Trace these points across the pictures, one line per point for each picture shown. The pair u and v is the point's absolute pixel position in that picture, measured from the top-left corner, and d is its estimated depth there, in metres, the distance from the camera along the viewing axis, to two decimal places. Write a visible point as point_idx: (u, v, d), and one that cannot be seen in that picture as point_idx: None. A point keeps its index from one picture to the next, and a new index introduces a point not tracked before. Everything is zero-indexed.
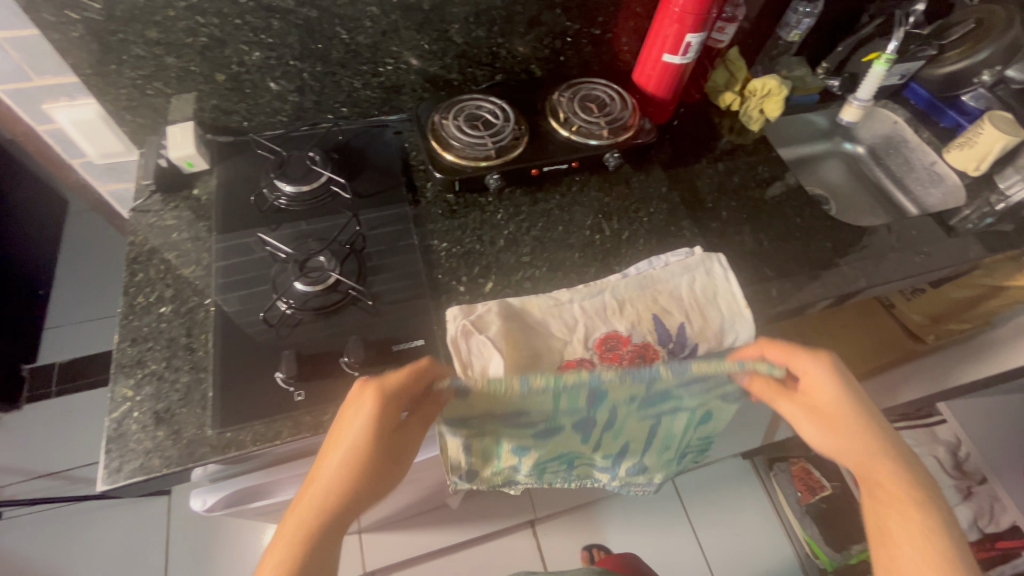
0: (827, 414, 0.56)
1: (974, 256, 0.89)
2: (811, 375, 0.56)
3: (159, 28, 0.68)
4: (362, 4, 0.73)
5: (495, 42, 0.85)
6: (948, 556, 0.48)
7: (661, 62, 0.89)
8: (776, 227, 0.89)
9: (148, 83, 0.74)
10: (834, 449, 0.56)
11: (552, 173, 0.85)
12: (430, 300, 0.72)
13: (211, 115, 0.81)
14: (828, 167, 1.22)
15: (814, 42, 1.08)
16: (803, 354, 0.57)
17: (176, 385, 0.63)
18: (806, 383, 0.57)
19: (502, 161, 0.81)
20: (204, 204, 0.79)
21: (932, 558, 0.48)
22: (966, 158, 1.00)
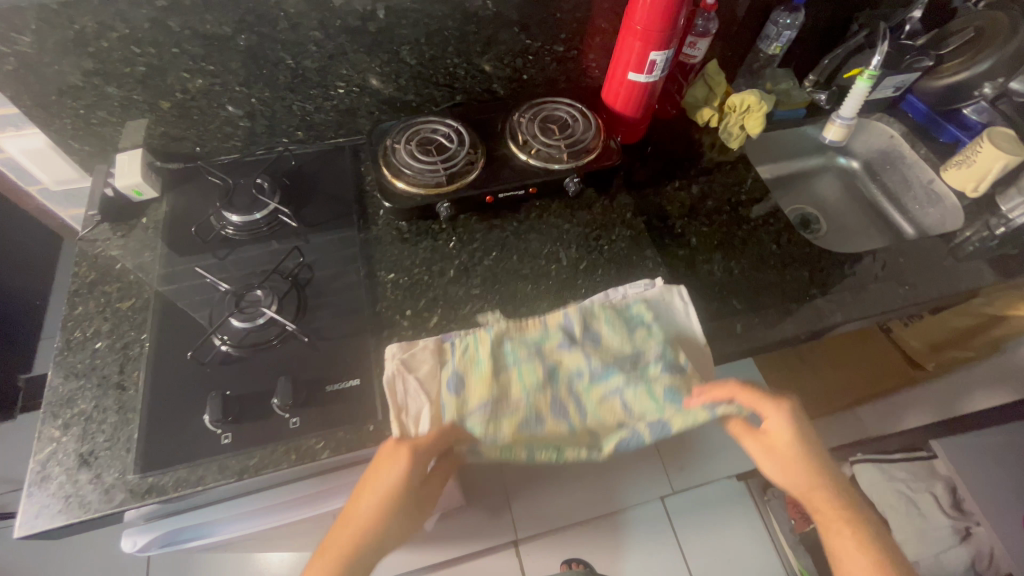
0: (781, 456, 0.57)
1: (967, 287, 0.83)
2: (775, 427, 0.58)
3: (96, 58, 0.67)
4: (304, 29, 0.71)
5: (451, 63, 0.82)
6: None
7: (628, 81, 0.84)
8: (750, 255, 0.84)
9: (91, 113, 0.73)
10: (784, 484, 0.58)
11: (510, 199, 0.82)
12: (371, 336, 0.70)
13: (162, 142, 0.80)
14: (822, 183, 1.14)
15: (803, 53, 1.01)
16: (767, 403, 0.58)
17: (103, 426, 0.62)
18: (766, 429, 0.59)
19: (455, 188, 0.78)
20: (151, 233, 0.78)
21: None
22: (965, 178, 0.93)
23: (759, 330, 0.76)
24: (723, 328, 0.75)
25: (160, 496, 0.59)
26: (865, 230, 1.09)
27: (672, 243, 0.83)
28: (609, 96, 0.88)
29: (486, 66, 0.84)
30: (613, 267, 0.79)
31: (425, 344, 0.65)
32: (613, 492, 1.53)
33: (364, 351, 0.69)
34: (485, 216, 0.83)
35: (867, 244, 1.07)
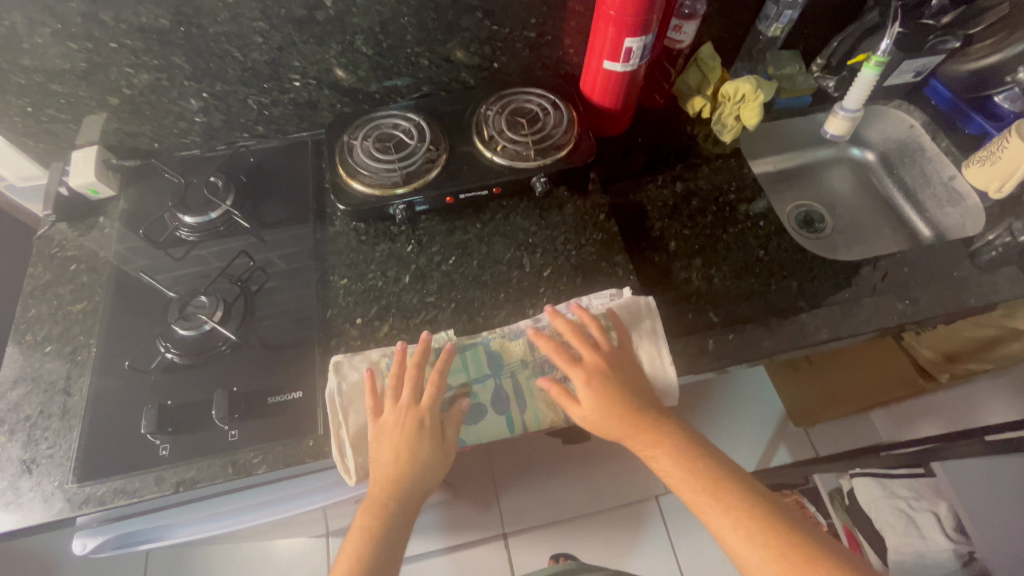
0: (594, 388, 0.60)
1: (980, 301, 0.74)
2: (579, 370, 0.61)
3: (36, 56, 0.66)
4: (247, 20, 0.67)
5: (411, 53, 0.77)
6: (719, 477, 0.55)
7: (603, 71, 0.76)
8: (734, 262, 0.77)
9: (42, 110, 0.72)
10: (598, 422, 0.59)
11: (474, 200, 0.77)
12: (317, 345, 0.68)
13: (119, 139, 0.79)
14: (833, 176, 1.04)
15: (811, 34, 0.92)
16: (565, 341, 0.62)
17: (46, 432, 0.62)
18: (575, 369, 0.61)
19: (413, 189, 0.73)
20: (107, 232, 0.77)
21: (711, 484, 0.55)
22: (988, 176, 0.83)
23: (736, 346, 0.70)
24: (694, 343, 0.69)
25: (97, 507, 0.58)
26: (878, 231, 0.98)
27: (648, 249, 0.77)
28: (586, 86, 0.81)
29: (451, 56, 0.79)
30: (581, 275, 0.74)
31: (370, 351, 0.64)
32: (602, 489, 1.53)
33: (308, 361, 0.67)
34: (449, 217, 0.78)
35: (880, 245, 0.97)
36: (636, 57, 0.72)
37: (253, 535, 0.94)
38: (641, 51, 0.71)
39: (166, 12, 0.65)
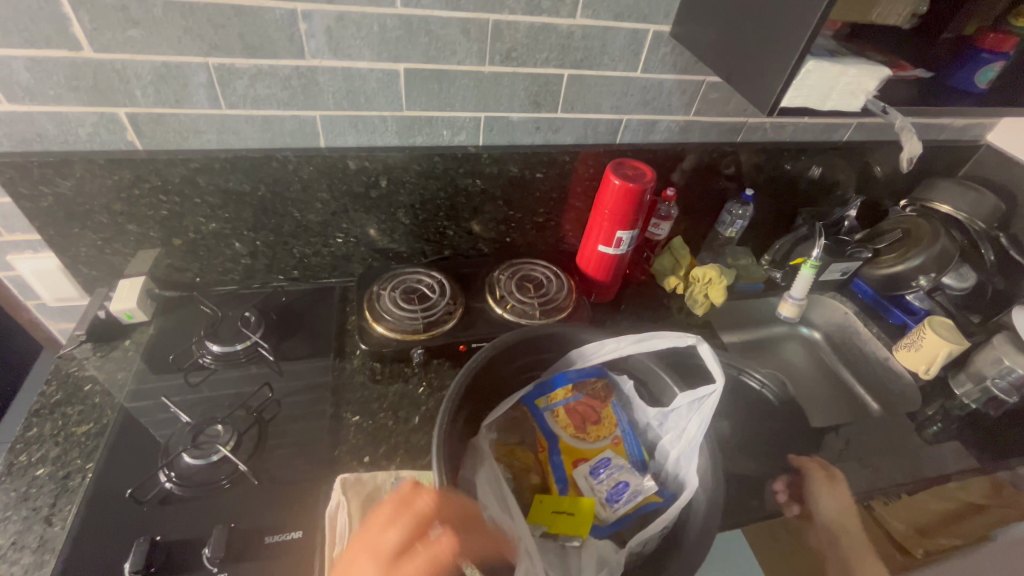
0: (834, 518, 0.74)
1: (929, 473, 0.84)
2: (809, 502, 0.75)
3: (692, 124, 0.91)
4: (313, 191, 0.81)
5: (859, 248, 1.06)
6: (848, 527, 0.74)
7: (598, 252, 0.93)
8: (948, 458, 0.86)
9: (649, 137, 0.91)
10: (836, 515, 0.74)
11: (579, 456, 0.62)
12: (323, 480, 0.68)
13: (554, 194, 0.93)
14: (790, 350, 1.17)
15: (758, 235, 1.14)
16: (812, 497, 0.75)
17: (13, 567, 0.57)
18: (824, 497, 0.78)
19: (689, 429, 0.56)
20: (130, 355, 0.80)
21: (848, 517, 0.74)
22: (915, 359, 0.97)
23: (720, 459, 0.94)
24: None
25: None
26: (834, 409, 1.09)
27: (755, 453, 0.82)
28: (767, 306, 1.14)
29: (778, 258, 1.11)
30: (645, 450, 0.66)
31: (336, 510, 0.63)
32: None
33: (311, 499, 0.66)
34: (473, 398, 0.63)
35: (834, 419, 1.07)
36: (953, 308, 1.03)
37: (109, 574, 0.57)
38: (921, 295, 1.04)
39: (764, 147, 0.98)
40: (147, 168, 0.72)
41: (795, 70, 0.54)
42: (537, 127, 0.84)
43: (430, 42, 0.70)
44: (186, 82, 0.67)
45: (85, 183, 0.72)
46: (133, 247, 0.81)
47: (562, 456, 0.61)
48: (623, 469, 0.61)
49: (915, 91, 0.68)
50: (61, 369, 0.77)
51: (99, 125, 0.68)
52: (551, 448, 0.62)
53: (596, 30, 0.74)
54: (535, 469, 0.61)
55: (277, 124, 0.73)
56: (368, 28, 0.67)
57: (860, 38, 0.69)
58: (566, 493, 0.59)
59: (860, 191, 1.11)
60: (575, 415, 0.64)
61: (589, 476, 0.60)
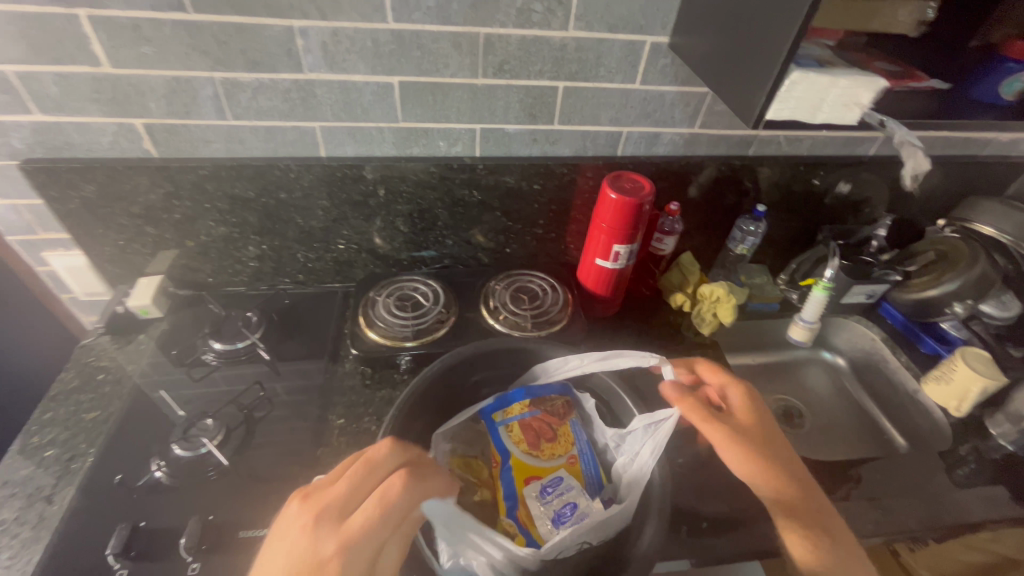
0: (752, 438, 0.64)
1: (951, 521, 0.76)
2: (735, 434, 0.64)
3: (698, 136, 0.88)
4: (314, 199, 0.84)
5: (889, 270, 0.97)
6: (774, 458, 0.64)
7: (596, 266, 0.90)
8: (975, 506, 0.78)
9: (653, 149, 0.89)
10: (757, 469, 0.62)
11: (530, 474, 0.61)
12: (300, 480, 0.70)
13: (553, 206, 0.92)
14: (810, 375, 1.10)
15: (776, 253, 1.08)
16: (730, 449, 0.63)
17: (13, 540, 0.62)
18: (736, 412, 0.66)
19: (643, 453, 0.59)
20: (142, 348, 0.85)
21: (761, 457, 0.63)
22: (945, 394, 0.89)
23: None
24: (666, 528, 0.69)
25: None
26: (858, 442, 1.00)
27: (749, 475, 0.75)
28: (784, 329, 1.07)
29: (796, 278, 1.05)
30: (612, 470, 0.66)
31: None
32: None
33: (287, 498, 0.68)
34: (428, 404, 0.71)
35: (857, 451, 0.98)
36: (994, 338, 0.94)
37: (93, 554, 0.61)
38: (956, 324, 0.98)
39: (779, 160, 0.93)
40: (161, 175, 0.78)
41: (778, 82, 0.52)
42: (534, 138, 0.84)
43: (423, 55, 0.72)
44: (195, 95, 0.71)
45: (107, 188, 0.78)
46: (151, 248, 0.87)
47: (512, 472, 0.62)
48: (574, 489, 0.59)
49: (932, 102, 0.63)
50: (81, 359, 0.83)
51: (119, 134, 0.74)
52: (503, 464, 0.62)
53: (590, 42, 0.73)
54: (486, 483, 0.63)
55: (279, 134, 0.77)
56: (362, 42, 0.69)
57: (872, 48, 0.65)
58: (511, 511, 0.58)
59: (891, 209, 1.03)
60: (529, 432, 0.65)
61: (538, 495, 0.59)
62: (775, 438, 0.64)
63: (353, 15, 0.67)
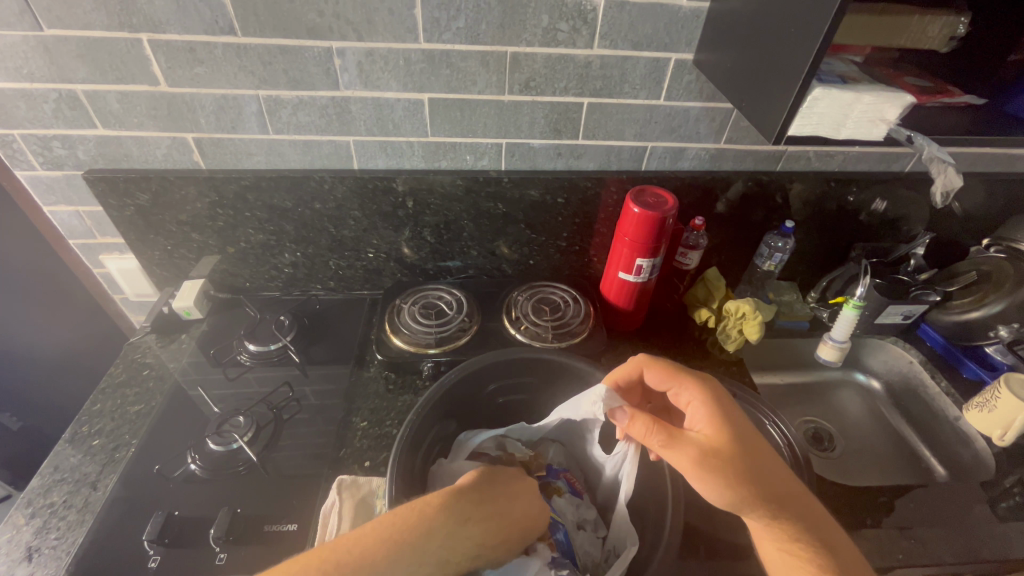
0: (713, 459, 0.53)
1: (993, 556, 0.72)
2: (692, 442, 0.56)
3: (723, 151, 0.88)
4: (347, 210, 0.88)
5: (926, 290, 0.94)
6: (745, 473, 0.54)
7: (618, 279, 0.91)
8: (1020, 541, 0.73)
9: (677, 164, 0.89)
10: (719, 488, 0.53)
11: None
12: (323, 479, 0.72)
13: (578, 219, 0.93)
14: (841, 397, 1.06)
15: (806, 271, 1.06)
16: (686, 470, 0.54)
17: (60, 522, 0.67)
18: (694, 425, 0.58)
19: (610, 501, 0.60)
20: (183, 347, 0.91)
21: (729, 476, 0.53)
22: (988, 422, 0.85)
23: None
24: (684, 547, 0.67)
25: None
26: (895, 467, 0.95)
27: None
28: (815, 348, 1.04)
29: (826, 295, 1.03)
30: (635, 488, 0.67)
31: (327, 509, 0.66)
32: None
33: (310, 496, 0.70)
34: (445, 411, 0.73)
35: (893, 477, 0.94)
36: None
37: (131, 539, 0.65)
38: (1001, 348, 0.93)
39: (810, 175, 0.92)
40: (207, 184, 0.83)
41: (800, 97, 0.52)
42: (559, 153, 0.86)
43: (452, 73, 0.75)
44: (241, 111, 0.77)
45: (159, 196, 0.84)
46: (196, 254, 0.93)
47: None
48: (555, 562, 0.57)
49: (966, 118, 0.61)
50: (129, 355, 0.89)
51: (172, 147, 0.80)
52: None
53: (614, 60, 0.75)
54: None
55: (316, 148, 0.81)
56: (395, 61, 0.73)
57: (903, 63, 0.64)
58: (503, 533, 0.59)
59: (930, 227, 1.00)
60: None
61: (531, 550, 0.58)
62: (740, 451, 0.54)
63: (387, 35, 0.71)
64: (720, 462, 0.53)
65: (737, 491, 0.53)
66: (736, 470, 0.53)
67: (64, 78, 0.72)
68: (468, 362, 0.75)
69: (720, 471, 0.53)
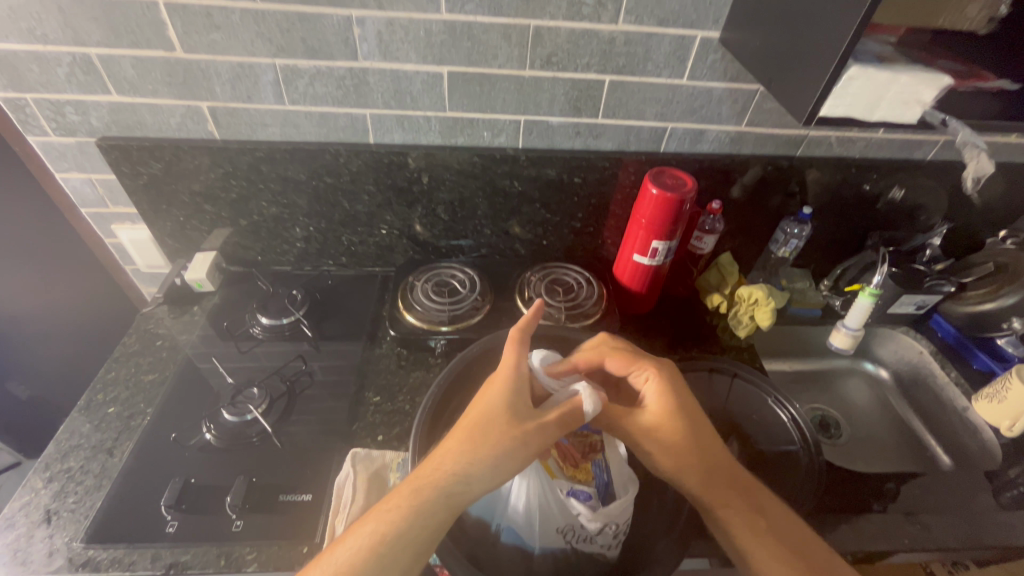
0: (661, 432, 0.56)
1: (996, 543, 0.73)
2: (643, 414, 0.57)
3: (744, 135, 0.87)
4: (361, 184, 0.87)
5: (941, 281, 0.93)
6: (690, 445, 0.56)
7: (632, 261, 0.90)
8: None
9: (696, 146, 0.88)
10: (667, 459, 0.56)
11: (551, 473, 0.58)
12: (337, 451, 0.73)
13: (593, 200, 0.92)
14: (848, 386, 1.07)
15: (819, 259, 1.05)
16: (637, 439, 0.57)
17: (79, 486, 0.68)
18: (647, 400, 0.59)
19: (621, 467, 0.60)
20: (196, 319, 0.91)
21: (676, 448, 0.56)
22: (996, 413, 0.85)
23: None
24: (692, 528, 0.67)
25: (91, 573, 0.60)
26: (900, 455, 0.96)
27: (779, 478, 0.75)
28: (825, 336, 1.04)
29: (839, 284, 1.03)
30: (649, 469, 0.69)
31: (342, 480, 0.66)
32: None
33: (324, 467, 0.71)
34: (462, 389, 0.75)
35: (898, 464, 0.94)
36: None
37: (148, 505, 0.66)
38: (1014, 341, 0.93)
39: (830, 162, 0.91)
40: (221, 155, 0.82)
41: (836, 76, 0.51)
42: (577, 131, 0.85)
43: (473, 46, 0.73)
44: (257, 80, 0.75)
45: (173, 166, 0.83)
46: (208, 226, 0.92)
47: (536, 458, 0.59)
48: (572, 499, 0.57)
49: (997, 104, 0.60)
50: (142, 325, 0.89)
51: (186, 116, 0.79)
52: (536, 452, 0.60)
53: (639, 36, 0.73)
54: None
55: (333, 120, 0.80)
56: (416, 32, 0.72)
57: (937, 46, 0.62)
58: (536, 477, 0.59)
59: (948, 217, 0.98)
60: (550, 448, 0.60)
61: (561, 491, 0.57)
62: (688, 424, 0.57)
63: (408, 6, 0.69)
64: (664, 433, 0.56)
65: (684, 461, 0.56)
66: (683, 441, 0.56)
67: (78, 41, 0.70)
68: (484, 341, 0.77)
69: (667, 443, 0.56)
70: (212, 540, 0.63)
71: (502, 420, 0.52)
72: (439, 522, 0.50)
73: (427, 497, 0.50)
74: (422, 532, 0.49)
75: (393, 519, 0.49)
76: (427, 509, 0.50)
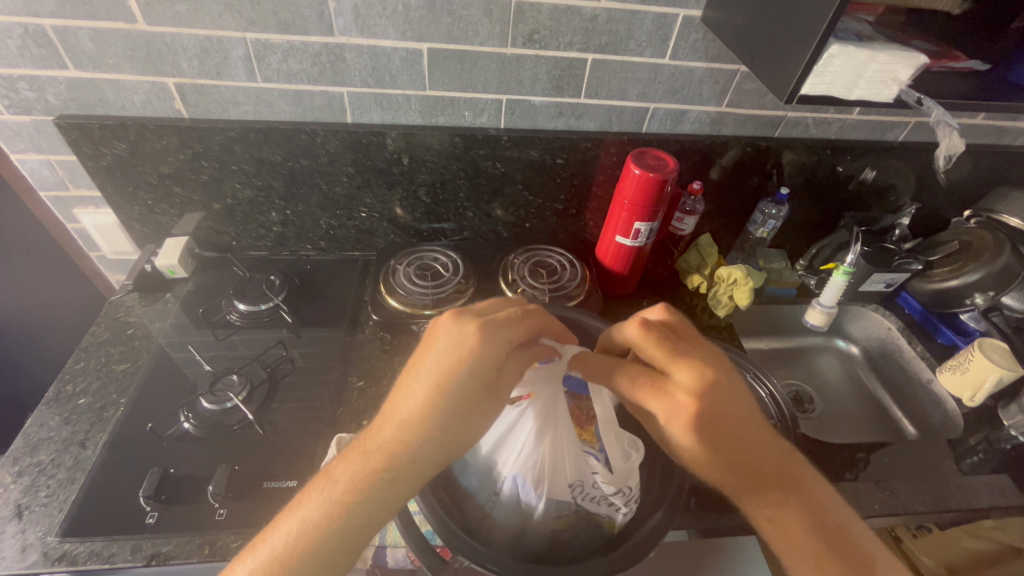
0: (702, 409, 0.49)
1: (959, 506, 0.77)
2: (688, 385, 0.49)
3: (724, 115, 0.87)
4: (339, 165, 0.85)
5: (909, 259, 0.97)
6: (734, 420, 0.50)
7: (615, 243, 0.91)
8: (983, 492, 0.78)
9: (678, 127, 0.88)
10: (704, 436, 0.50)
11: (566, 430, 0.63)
12: (322, 437, 0.72)
13: (575, 181, 0.92)
14: (820, 361, 1.11)
15: (795, 239, 1.08)
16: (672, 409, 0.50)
17: (50, 480, 0.65)
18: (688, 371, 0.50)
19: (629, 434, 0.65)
20: (169, 306, 0.88)
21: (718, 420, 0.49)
22: (959, 385, 0.89)
23: None
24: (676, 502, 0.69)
25: (68, 567, 0.59)
26: (869, 426, 1.01)
27: None
28: (800, 314, 1.07)
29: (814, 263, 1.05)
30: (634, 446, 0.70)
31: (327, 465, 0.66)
32: None
33: (309, 453, 0.70)
34: None
35: (867, 435, 0.99)
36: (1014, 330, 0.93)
37: (126, 497, 0.64)
38: (975, 316, 0.97)
39: (806, 143, 0.92)
40: (190, 135, 0.78)
41: (818, 53, 0.52)
42: (559, 112, 0.84)
43: (453, 22, 0.71)
44: (226, 55, 0.72)
45: (138, 146, 0.79)
46: (179, 210, 0.88)
47: None
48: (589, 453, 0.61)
49: (969, 83, 0.62)
50: (111, 314, 0.86)
51: (151, 93, 0.75)
52: None
53: (621, 14, 0.73)
54: None
55: (309, 98, 0.78)
56: (393, 6, 0.69)
57: (910, 26, 0.63)
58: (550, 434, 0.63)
59: (917, 196, 1.01)
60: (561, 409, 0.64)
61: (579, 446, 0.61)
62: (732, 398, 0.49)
63: None
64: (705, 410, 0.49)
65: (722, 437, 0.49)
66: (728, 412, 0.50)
67: (29, 11, 0.66)
68: None
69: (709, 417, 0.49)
70: (195, 529, 0.62)
71: (448, 403, 0.47)
72: (382, 508, 0.47)
73: (370, 486, 0.47)
74: (367, 520, 0.47)
75: (333, 508, 0.47)
76: (374, 496, 0.47)
